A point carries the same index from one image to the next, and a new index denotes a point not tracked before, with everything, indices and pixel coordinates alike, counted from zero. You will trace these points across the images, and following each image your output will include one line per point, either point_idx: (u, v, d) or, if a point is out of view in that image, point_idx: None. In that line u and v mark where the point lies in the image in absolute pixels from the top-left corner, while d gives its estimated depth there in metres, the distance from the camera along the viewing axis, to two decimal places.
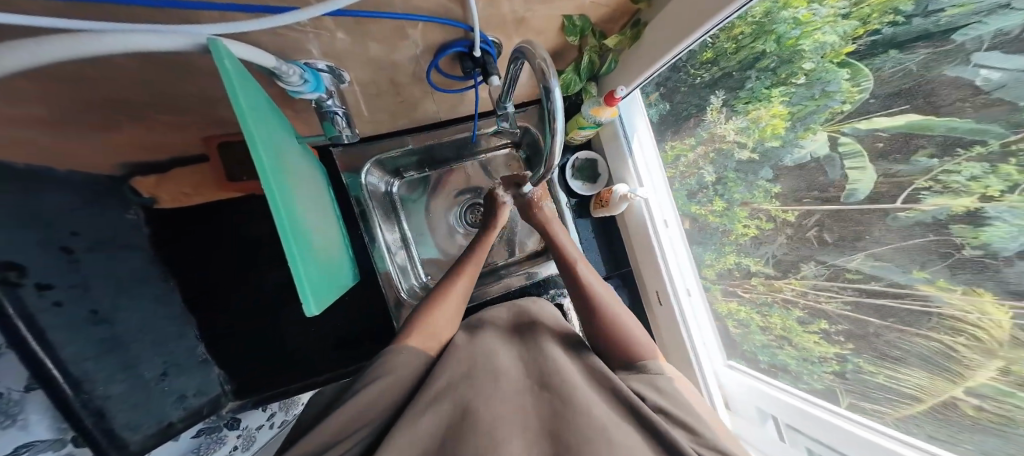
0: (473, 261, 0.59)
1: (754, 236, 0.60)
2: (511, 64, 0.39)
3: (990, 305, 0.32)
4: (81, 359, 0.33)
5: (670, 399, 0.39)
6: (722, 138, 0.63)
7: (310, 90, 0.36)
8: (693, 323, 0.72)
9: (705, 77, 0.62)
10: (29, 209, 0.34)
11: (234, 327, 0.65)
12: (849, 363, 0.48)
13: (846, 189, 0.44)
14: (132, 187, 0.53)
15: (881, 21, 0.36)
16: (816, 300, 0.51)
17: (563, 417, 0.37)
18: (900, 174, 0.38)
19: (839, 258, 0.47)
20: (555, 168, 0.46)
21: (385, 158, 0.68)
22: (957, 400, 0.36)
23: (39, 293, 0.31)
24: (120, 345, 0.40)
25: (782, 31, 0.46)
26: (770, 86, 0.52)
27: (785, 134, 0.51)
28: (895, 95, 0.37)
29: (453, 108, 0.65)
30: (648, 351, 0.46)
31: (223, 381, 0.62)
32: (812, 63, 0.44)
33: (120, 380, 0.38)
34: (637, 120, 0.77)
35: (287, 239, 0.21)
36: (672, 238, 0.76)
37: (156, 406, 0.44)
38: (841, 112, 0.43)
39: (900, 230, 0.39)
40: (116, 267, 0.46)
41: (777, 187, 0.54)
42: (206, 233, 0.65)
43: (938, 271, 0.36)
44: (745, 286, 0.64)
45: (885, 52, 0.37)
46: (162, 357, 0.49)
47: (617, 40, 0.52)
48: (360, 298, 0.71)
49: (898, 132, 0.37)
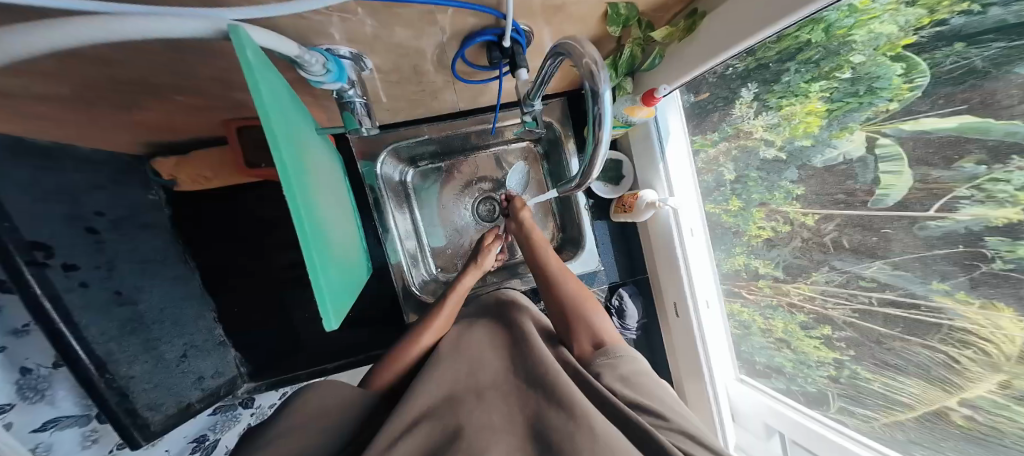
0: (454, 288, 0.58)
1: (766, 238, 0.58)
2: (551, 61, 0.37)
3: (1007, 320, 0.31)
4: (102, 340, 0.34)
5: (629, 385, 0.41)
6: (748, 135, 0.60)
7: (333, 80, 0.35)
8: (710, 335, 0.69)
9: (738, 68, 0.57)
10: (48, 189, 0.35)
11: (250, 304, 0.67)
12: (846, 369, 0.49)
13: (876, 194, 0.41)
14: (151, 167, 0.57)
15: (951, 10, 0.31)
16: (823, 306, 0.50)
17: (550, 414, 0.37)
18: (938, 179, 0.35)
19: (855, 266, 0.45)
20: (591, 183, 0.46)
21: (401, 146, 0.67)
22: (949, 410, 0.38)
23: (64, 272, 0.33)
24: (141, 326, 0.42)
25: (832, 19, 0.41)
26: (809, 79, 0.47)
27: (818, 133, 0.48)
28: (953, 94, 0.33)
29: (473, 100, 0.64)
30: (608, 335, 0.48)
31: (239, 363, 0.66)
32: (862, 56, 0.40)
33: (141, 361, 0.40)
34: (671, 120, 0.71)
35: (309, 250, 0.20)
36: (696, 248, 0.71)
37: (176, 384, 0.46)
38: (886, 112, 0.40)
39: (927, 240, 0.37)
40: (137, 248, 0.48)
41: (800, 189, 0.51)
42: (223, 214, 0.65)
43: (959, 284, 0.35)
44: (751, 288, 0.63)
45: (949, 45, 0.32)
46: (182, 340, 0.52)
47: (667, 31, 0.48)
48: (371, 289, 0.72)
49: (947, 135, 0.34)
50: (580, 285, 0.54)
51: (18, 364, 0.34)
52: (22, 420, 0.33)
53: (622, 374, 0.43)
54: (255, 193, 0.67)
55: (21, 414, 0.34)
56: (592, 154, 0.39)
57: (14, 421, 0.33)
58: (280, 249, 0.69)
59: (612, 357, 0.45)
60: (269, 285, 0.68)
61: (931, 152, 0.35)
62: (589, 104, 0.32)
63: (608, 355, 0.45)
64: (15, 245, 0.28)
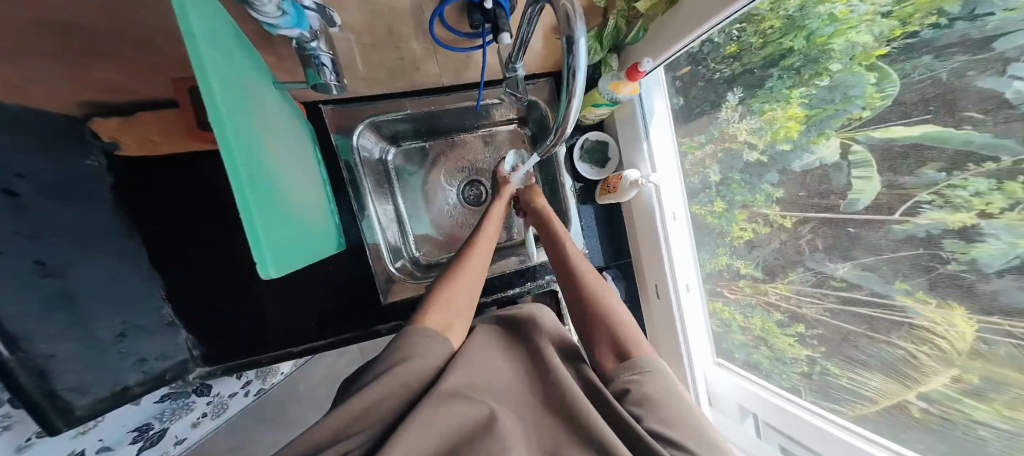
0: (472, 273, 0.52)
1: (748, 240, 0.60)
2: (528, 8, 0.35)
3: (959, 318, 0.34)
4: (20, 315, 0.29)
5: (650, 407, 0.36)
6: (733, 138, 0.61)
7: (288, 24, 0.35)
8: (689, 317, 0.70)
9: (724, 72, 0.60)
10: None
11: (214, 284, 0.62)
12: (818, 365, 0.51)
13: (849, 197, 0.43)
14: (92, 129, 0.46)
15: (921, 22, 0.33)
16: (798, 305, 0.53)
17: (565, 442, 0.35)
18: (904, 185, 0.36)
19: (826, 266, 0.47)
20: (564, 136, 0.50)
21: (380, 120, 0.65)
22: (908, 403, 0.40)
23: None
24: (75, 302, 0.37)
25: (813, 27, 0.43)
26: (790, 86, 0.49)
27: (797, 138, 0.49)
28: (917, 104, 0.34)
29: (457, 74, 0.63)
30: (639, 348, 0.43)
31: (190, 347, 0.61)
32: (839, 64, 0.41)
33: (68, 340, 0.35)
34: (655, 102, 0.71)
35: (242, 189, 0.23)
36: (678, 231, 0.72)
37: (106, 370, 0.41)
38: (858, 119, 0.41)
39: (894, 241, 0.38)
40: (85, 224, 0.43)
41: (779, 192, 0.53)
42: (181, 182, 0.59)
43: (918, 284, 0.37)
44: (733, 287, 0.66)
45: (917, 57, 0.34)
46: (120, 317, 0.45)
47: (649, 4, 0.51)
48: (341, 267, 0.68)
49: (910, 143, 0.35)
50: (613, 294, 0.52)
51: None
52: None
53: (648, 392, 0.37)
54: (215, 159, 0.61)
55: None
56: (565, 109, 0.41)
57: None
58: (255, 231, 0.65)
59: (640, 372, 0.40)
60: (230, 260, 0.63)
61: (898, 158, 0.36)
62: (563, 55, 0.33)
63: (635, 370, 0.40)
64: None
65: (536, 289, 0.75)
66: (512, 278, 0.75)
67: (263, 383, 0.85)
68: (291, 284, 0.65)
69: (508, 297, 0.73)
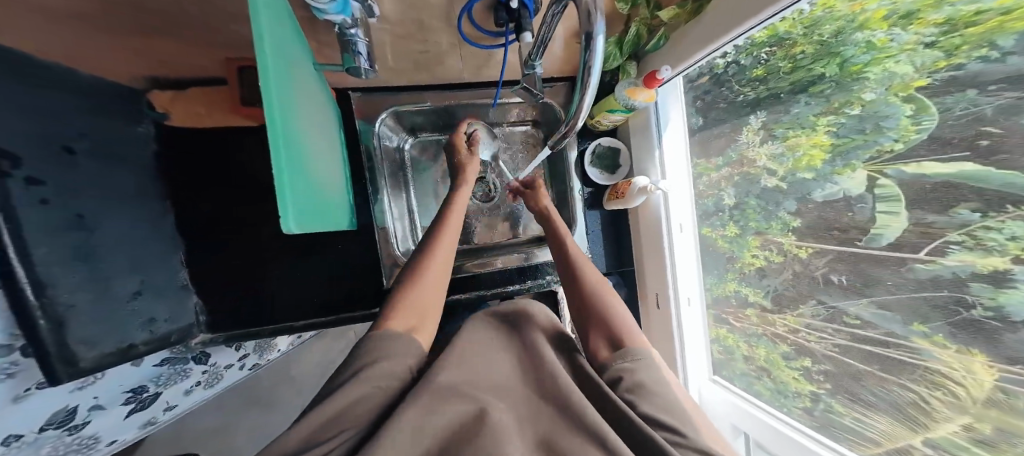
0: (433, 271, 0.48)
1: (760, 267, 0.59)
2: (551, 8, 0.35)
3: (979, 365, 0.32)
4: (49, 263, 0.29)
5: (644, 394, 0.35)
6: (751, 163, 0.60)
7: (335, 11, 0.43)
8: (687, 330, 0.70)
9: (749, 95, 0.59)
10: (31, 105, 0.32)
11: (230, 259, 0.64)
12: (821, 402, 0.50)
13: (870, 233, 0.41)
14: (149, 99, 0.53)
15: (970, 54, 0.30)
16: (805, 338, 0.52)
17: (561, 428, 0.34)
18: (933, 225, 0.35)
19: (841, 301, 0.46)
20: (575, 130, 0.49)
21: (402, 110, 0.67)
22: (915, 448, 0.40)
23: (25, 186, 0.29)
24: (93, 255, 0.38)
25: (849, 54, 0.42)
26: (818, 113, 0.47)
27: (821, 167, 0.48)
28: (960, 138, 0.32)
29: (477, 71, 0.66)
30: (632, 336, 0.43)
31: (199, 311, 0.62)
32: (874, 94, 0.39)
33: (85, 292, 0.35)
34: (672, 112, 0.71)
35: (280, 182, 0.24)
36: (684, 243, 0.71)
37: (121, 323, 0.41)
38: (889, 152, 0.39)
39: (917, 282, 0.37)
40: (120, 185, 0.45)
41: (796, 222, 0.52)
42: (217, 156, 0.61)
43: (937, 328, 0.35)
44: (739, 315, 0.65)
45: (962, 91, 0.31)
46: (138, 276, 0.47)
47: (673, 12, 0.51)
48: (351, 250, 0.70)
49: (944, 180, 0.33)
50: (608, 285, 0.52)
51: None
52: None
53: (640, 379, 0.37)
54: (247, 139, 0.63)
55: None
56: (577, 101, 0.41)
57: None
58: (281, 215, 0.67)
59: (631, 360, 0.40)
60: (243, 229, 0.64)
61: (927, 193, 0.35)
62: (579, 53, 0.33)
63: (627, 359, 0.40)
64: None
65: (535, 287, 0.75)
66: (512, 275, 0.75)
67: (260, 358, 0.79)
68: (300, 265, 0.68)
69: (507, 292, 0.74)
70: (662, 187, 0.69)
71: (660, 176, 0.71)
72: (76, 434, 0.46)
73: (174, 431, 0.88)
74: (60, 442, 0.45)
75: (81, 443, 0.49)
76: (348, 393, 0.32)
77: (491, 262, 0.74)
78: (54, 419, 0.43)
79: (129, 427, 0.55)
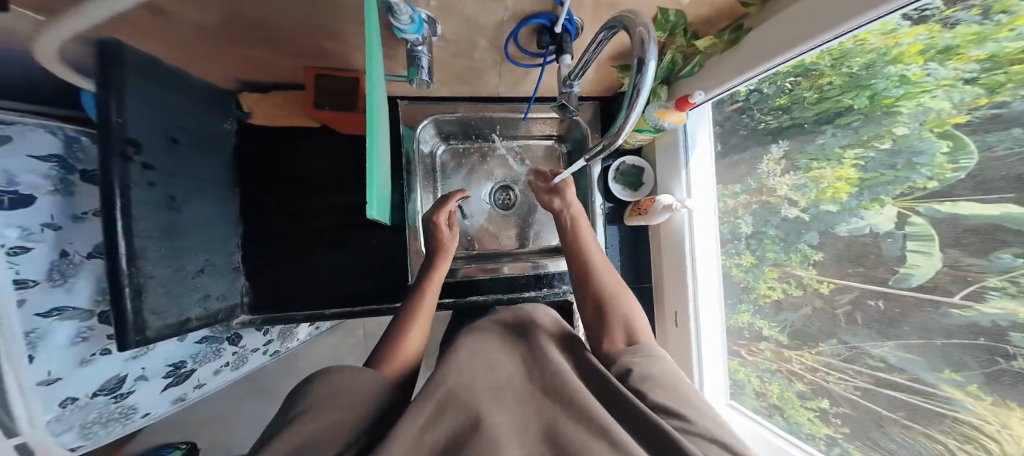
0: (429, 297, 0.55)
1: (776, 300, 0.57)
2: (602, 33, 0.37)
3: (1017, 421, 0.30)
4: (146, 236, 0.34)
5: (654, 385, 0.36)
6: (771, 191, 0.59)
7: (412, 31, 0.40)
8: (708, 357, 0.67)
9: (771, 123, 0.59)
10: (154, 102, 0.38)
11: (256, 250, 0.66)
12: (839, 447, 0.48)
13: (899, 272, 0.40)
14: (240, 99, 0.61)
15: (1011, 93, 0.29)
16: (824, 377, 0.50)
17: (565, 420, 0.33)
18: (970, 267, 0.33)
19: (865, 342, 0.44)
20: (614, 146, 0.44)
21: (442, 119, 0.71)
22: None
23: (142, 170, 0.35)
24: (172, 233, 0.41)
25: (880, 87, 0.41)
26: (846, 145, 0.47)
27: (847, 200, 0.46)
28: (995, 180, 0.31)
29: (513, 86, 0.66)
30: (640, 333, 0.45)
31: (244, 293, 0.65)
32: (907, 128, 0.39)
33: (165, 265, 0.39)
34: (700, 134, 0.70)
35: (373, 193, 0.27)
36: (707, 264, 0.69)
37: (183, 295, 0.44)
38: (922, 189, 0.37)
39: (949, 327, 0.35)
40: (202, 168, 0.52)
41: (818, 255, 0.50)
42: (269, 150, 0.66)
43: (972, 377, 0.33)
44: (752, 349, 0.63)
45: (1001, 130, 0.30)
46: (204, 256, 0.52)
47: (709, 42, 0.49)
48: (384, 243, 0.71)
49: (984, 221, 0.32)
50: (620, 280, 0.52)
51: (62, 246, 0.41)
52: (37, 300, 0.38)
53: (654, 375, 0.38)
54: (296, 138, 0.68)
55: (37, 292, 0.38)
56: (620, 123, 0.38)
57: (30, 298, 0.38)
58: (316, 214, 0.69)
59: (645, 355, 0.41)
60: (261, 225, 0.66)
61: (966, 236, 0.33)
62: (631, 73, 0.32)
63: (638, 353, 0.41)
64: (112, 134, 0.31)
65: (551, 296, 0.75)
66: (528, 281, 0.75)
67: (281, 346, 0.83)
68: (338, 256, 0.69)
69: (524, 298, 0.73)
70: (687, 204, 0.68)
71: (684, 193, 0.70)
72: (121, 402, 0.51)
73: (180, 416, 0.90)
74: (105, 409, 0.49)
75: (122, 412, 0.53)
76: (351, 405, 0.34)
77: (499, 267, 0.74)
78: (106, 385, 0.48)
79: (164, 401, 0.59)
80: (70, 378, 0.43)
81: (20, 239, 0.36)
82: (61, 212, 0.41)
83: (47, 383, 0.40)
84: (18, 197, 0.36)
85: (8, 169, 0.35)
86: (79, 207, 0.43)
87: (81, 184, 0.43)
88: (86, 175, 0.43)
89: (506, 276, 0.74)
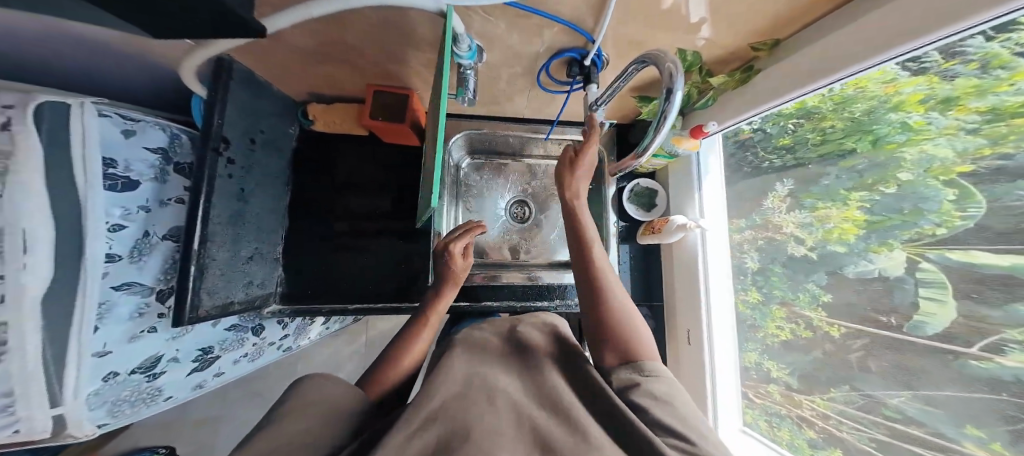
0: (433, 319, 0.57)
1: (785, 341, 0.56)
2: (631, 67, 0.41)
3: None
4: (216, 223, 0.45)
5: (662, 402, 0.34)
6: (778, 228, 0.59)
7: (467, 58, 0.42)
8: (721, 371, 0.65)
9: (775, 162, 0.61)
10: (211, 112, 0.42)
11: (291, 241, 0.68)
12: None
13: (913, 320, 0.39)
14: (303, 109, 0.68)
15: (1013, 145, 0.31)
16: (837, 427, 0.48)
17: (563, 434, 0.32)
18: (988, 319, 0.33)
19: (878, 389, 0.43)
20: (642, 160, 0.47)
21: (475, 134, 0.77)
22: None
23: (225, 164, 0.47)
24: (240, 220, 0.51)
25: (882, 132, 0.43)
26: (850, 188, 0.48)
27: (854, 242, 0.47)
28: (1008, 233, 0.31)
29: (538, 110, 0.71)
30: (643, 350, 0.42)
31: (279, 283, 0.67)
32: (911, 174, 0.40)
33: (225, 251, 0.48)
34: (712, 159, 0.71)
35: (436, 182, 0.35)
36: (721, 291, 0.68)
37: (233, 278, 0.51)
38: (931, 235, 0.38)
39: (968, 379, 0.35)
40: (269, 166, 0.61)
41: (827, 296, 0.50)
42: (320, 157, 0.72)
43: (998, 435, 0.32)
44: (761, 391, 0.61)
45: (1002, 181, 0.32)
46: (254, 244, 0.57)
47: (723, 80, 0.51)
48: (393, 251, 0.72)
49: (997, 273, 0.32)
50: (622, 287, 0.48)
51: (146, 227, 0.46)
52: (117, 274, 0.42)
53: (661, 391, 0.36)
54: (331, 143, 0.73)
55: (116, 268, 0.42)
56: (648, 141, 0.41)
57: (112, 272, 0.41)
58: (337, 217, 0.71)
59: (645, 373, 0.39)
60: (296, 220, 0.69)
61: (979, 286, 0.33)
62: (660, 99, 0.35)
63: (640, 372, 0.39)
64: (212, 133, 0.44)
65: (563, 309, 0.73)
66: (541, 291, 0.75)
67: (294, 343, 0.79)
68: (364, 254, 0.71)
69: (535, 308, 0.73)
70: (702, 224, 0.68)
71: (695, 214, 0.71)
72: (152, 382, 0.50)
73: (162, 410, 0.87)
74: (137, 388, 0.49)
75: (148, 393, 0.51)
76: (338, 419, 0.33)
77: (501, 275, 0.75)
78: (144, 363, 0.48)
79: (186, 385, 0.58)
80: (117, 353, 0.44)
81: (121, 217, 0.42)
82: (153, 196, 0.47)
83: (100, 355, 0.42)
84: (129, 181, 0.43)
85: (126, 158, 0.44)
86: (166, 194, 0.49)
87: (173, 174, 0.50)
88: (179, 167, 0.51)
89: (507, 284, 0.75)
